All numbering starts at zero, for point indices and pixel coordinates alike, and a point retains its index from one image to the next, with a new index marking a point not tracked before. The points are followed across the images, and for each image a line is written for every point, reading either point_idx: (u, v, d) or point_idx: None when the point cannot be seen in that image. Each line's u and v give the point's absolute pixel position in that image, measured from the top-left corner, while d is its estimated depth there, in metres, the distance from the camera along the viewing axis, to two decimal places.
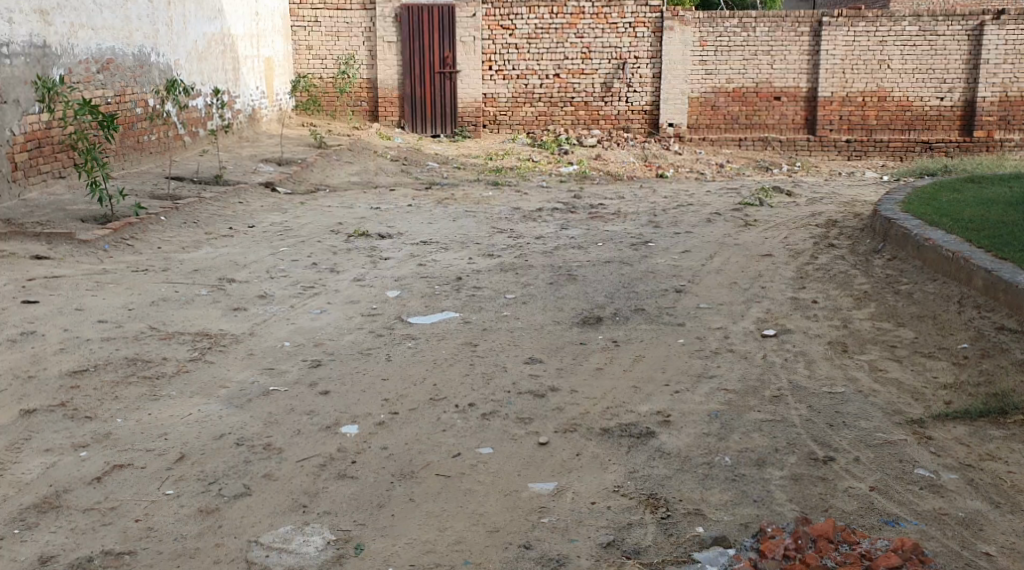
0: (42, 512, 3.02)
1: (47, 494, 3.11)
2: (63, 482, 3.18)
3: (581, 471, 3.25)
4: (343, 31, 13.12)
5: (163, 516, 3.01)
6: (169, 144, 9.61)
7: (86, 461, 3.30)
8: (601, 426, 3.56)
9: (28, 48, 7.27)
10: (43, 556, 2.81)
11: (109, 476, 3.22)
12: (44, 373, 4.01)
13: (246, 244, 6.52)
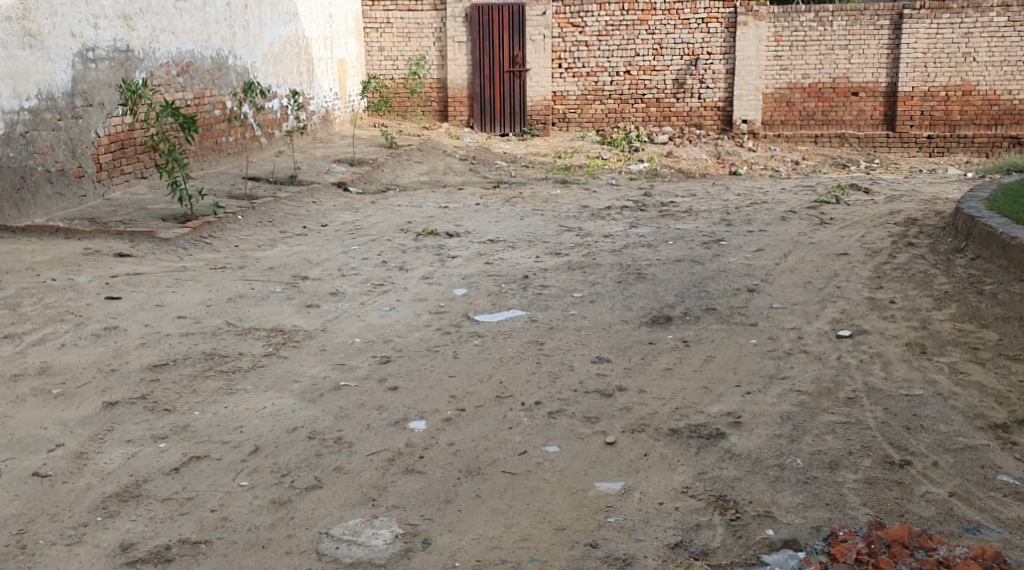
0: (123, 501, 3.09)
1: (128, 483, 3.19)
2: (143, 472, 3.25)
3: (649, 471, 3.22)
4: (413, 31, 13.23)
5: (237, 506, 3.06)
6: (246, 145, 9.80)
7: (164, 452, 3.38)
8: (670, 426, 3.52)
9: (113, 53, 7.48)
10: (123, 544, 2.88)
11: (187, 467, 3.28)
12: (126, 367, 4.11)
13: (318, 243, 6.60)
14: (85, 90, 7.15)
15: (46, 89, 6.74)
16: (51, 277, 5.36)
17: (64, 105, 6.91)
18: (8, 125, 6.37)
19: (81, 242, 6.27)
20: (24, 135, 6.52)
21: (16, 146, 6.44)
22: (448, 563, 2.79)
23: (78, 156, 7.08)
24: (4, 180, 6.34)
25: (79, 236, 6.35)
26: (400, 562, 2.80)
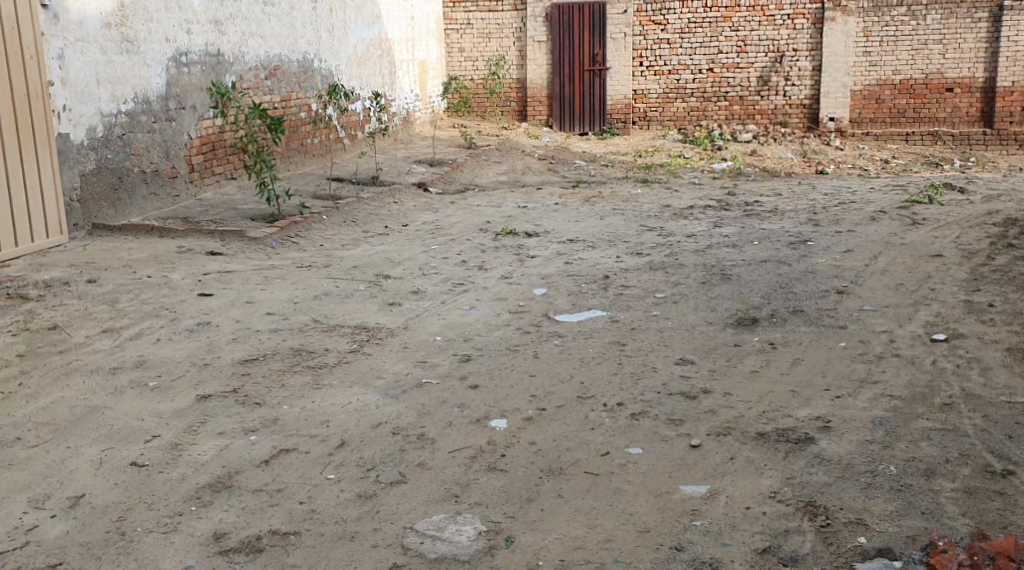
0: (216, 491, 3.16)
1: (220, 474, 3.26)
2: (234, 464, 3.32)
3: (736, 475, 3.18)
4: (494, 32, 13.30)
5: (325, 499, 3.11)
6: (330, 147, 9.97)
7: (255, 445, 3.45)
8: (757, 429, 3.47)
9: (204, 57, 7.67)
10: (216, 533, 2.94)
11: (276, 459, 3.35)
12: (218, 361, 4.21)
13: (399, 243, 6.66)
14: (178, 93, 7.34)
15: (142, 92, 6.94)
16: (147, 273, 5.52)
17: (158, 108, 7.11)
18: (106, 127, 6.58)
19: (174, 240, 6.44)
20: (121, 137, 6.72)
21: (114, 147, 6.65)
22: (532, 562, 2.78)
23: (171, 157, 7.27)
24: (102, 181, 6.55)
25: (172, 234, 6.52)
26: (484, 559, 2.80)
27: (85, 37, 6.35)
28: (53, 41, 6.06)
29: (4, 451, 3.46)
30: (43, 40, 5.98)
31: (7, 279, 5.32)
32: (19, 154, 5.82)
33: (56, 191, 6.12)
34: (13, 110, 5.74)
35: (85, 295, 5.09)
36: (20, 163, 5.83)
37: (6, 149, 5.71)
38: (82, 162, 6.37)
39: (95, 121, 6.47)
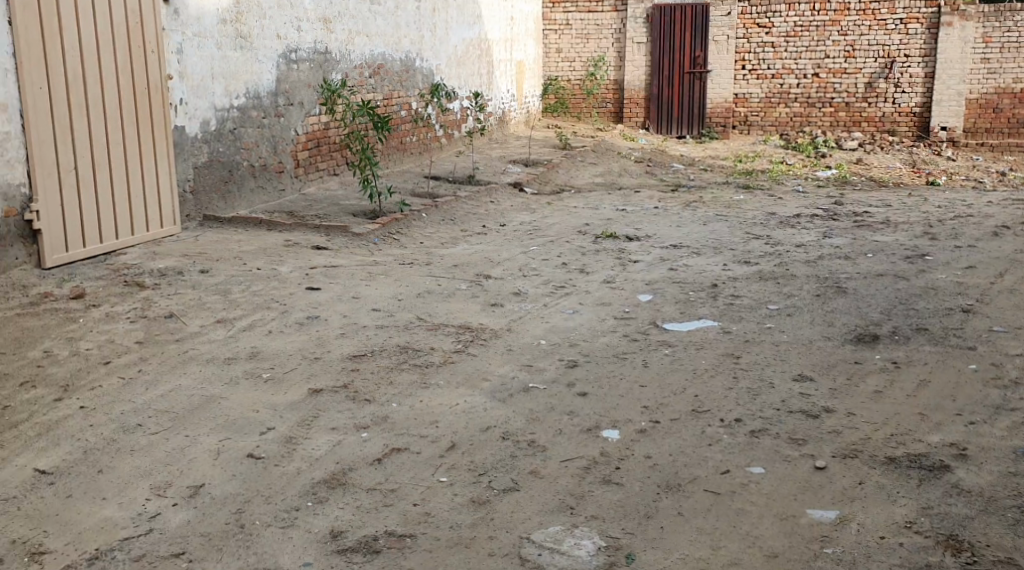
0: (332, 488, 3.22)
1: (335, 471, 3.32)
2: (348, 461, 3.38)
3: (864, 501, 3.09)
4: (593, 34, 13.41)
5: (439, 502, 3.13)
6: (428, 146, 10.13)
7: (367, 443, 3.50)
8: (886, 454, 3.37)
9: (313, 55, 7.80)
10: (334, 531, 2.98)
11: (389, 458, 3.40)
12: (330, 355, 4.28)
13: (499, 242, 6.68)
14: (287, 90, 7.49)
15: (253, 88, 7.09)
16: (258, 265, 5.63)
17: (268, 104, 7.26)
18: (219, 121, 6.74)
19: (282, 234, 6.57)
20: (233, 132, 6.89)
21: (226, 141, 6.82)
22: None
23: (279, 153, 7.43)
24: (214, 174, 6.72)
25: (280, 228, 6.67)
26: None
27: (203, 33, 6.54)
28: (173, 36, 6.26)
29: (127, 436, 3.58)
30: (163, 34, 6.17)
31: (124, 267, 5.50)
32: (140, 145, 6.01)
33: (172, 184, 6.30)
34: (133, 100, 5.94)
35: (198, 284, 5.22)
36: (140, 154, 6.02)
37: (127, 139, 5.90)
38: (196, 154, 6.53)
39: (209, 114, 6.64)
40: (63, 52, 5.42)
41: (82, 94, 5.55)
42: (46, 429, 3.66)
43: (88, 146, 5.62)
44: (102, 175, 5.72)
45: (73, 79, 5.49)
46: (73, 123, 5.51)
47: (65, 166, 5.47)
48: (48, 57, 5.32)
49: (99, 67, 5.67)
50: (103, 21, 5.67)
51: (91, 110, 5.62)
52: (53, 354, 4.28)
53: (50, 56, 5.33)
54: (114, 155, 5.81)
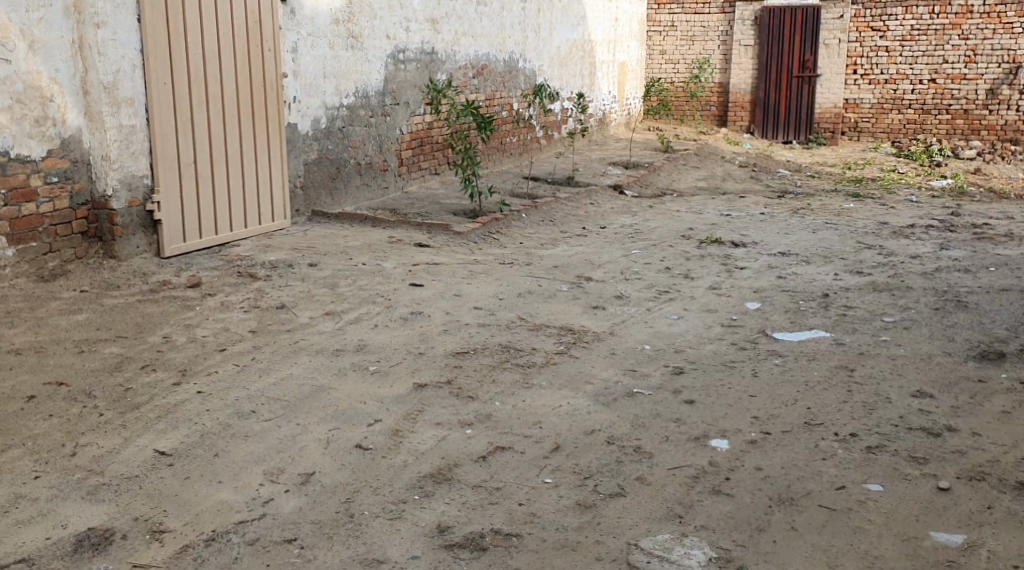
0: (438, 483, 4.56)
1: (441, 466, 4.71)
2: (453, 457, 4.80)
3: (993, 527, 3.97)
4: (698, 36, 16.52)
5: (544, 504, 4.33)
6: (528, 146, 11.74)
7: (472, 437, 5.00)
8: (1017, 478, 4.31)
9: (419, 55, 9.89)
10: (441, 527, 4.19)
11: (492, 455, 4.79)
12: (433, 351, 6.15)
13: (600, 245, 8.43)
14: (394, 89, 9.64)
15: (361, 87, 9.25)
16: (362, 261, 7.80)
17: (376, 103, 9.43)
18: (329, 119, 8.94)
19: (383, 229, 8.65)
20: (341, 129, 9.10)
21: (334, 139, 9.03)
22: None
23: (384, 151, 9.64)
24: (322, 170, 8.95)
25: (382, 223, 8.75)
26: None
27: (316, 32, 8.67)
28: (289, 36, 8.42)
29: (241, 421, 5.23)
30: (280, 33, 8.33)
31: (236, 259, 7.66)
32: (222, 141, 7.89)
33: (283, 175, 8.53)
34: (250, 110, 8.13)
35: (310, 277, 7.43)
36: (254, 153, 8.21)
37: (242, 141, 8.08)
38: (306, 151, 8.76)
39: (320, 113, 8.83)
40: (188, 65, 7.54)
41: (206, 100, 7.71)
42: (164, 411, 5.32)
43: (205, 143, 7.75)
44: (216, 169, 7.87)
45: (196, 87, 7.62)
46: (193, 121, 7.65)
47: (185, 160, 7.61)
48: (175, 69, 7.44)
49: (207, 78, 7.69)
50: (240, 53, 7.96)
51: (212, 114, 7.77)
52: (170, 340, 6.23)
53: (176, 66, 7.45)
54: (230, 154, 7.98)
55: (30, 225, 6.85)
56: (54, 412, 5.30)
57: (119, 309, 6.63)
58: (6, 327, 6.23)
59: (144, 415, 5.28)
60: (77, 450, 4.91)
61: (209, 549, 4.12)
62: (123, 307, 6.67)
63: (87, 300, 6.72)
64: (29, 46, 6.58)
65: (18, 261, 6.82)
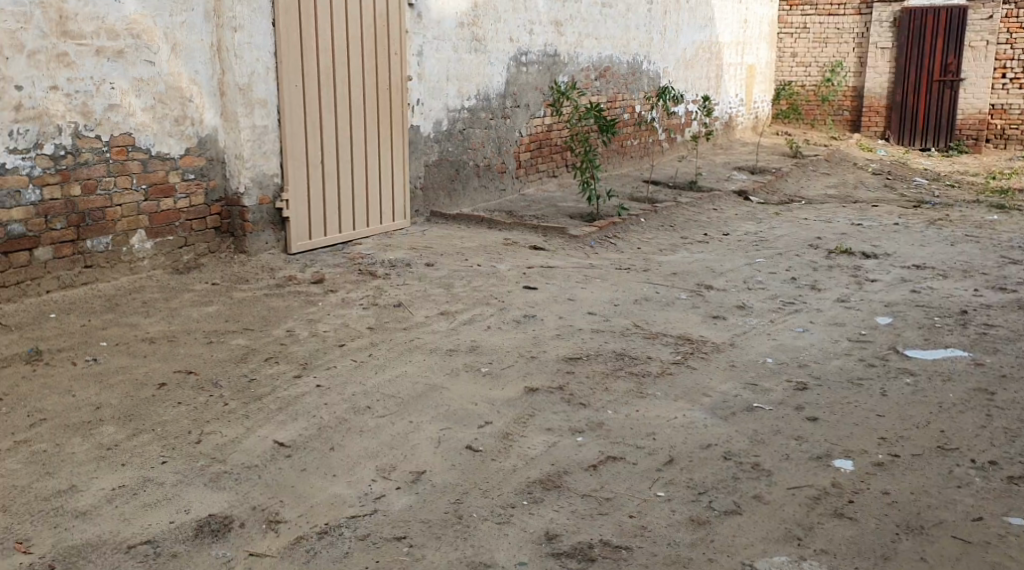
0: (547, 490, 4.48)
1: (552, 473, 4.63)
2: (564, 464, 4.72)
3: None
4: (831, 37, 16.05)
5: (655, 517, 4.21)
6: (650, 149, 11.57)
7: (583, 446, 4.90)
8: None
9: (542, 57, 9.85)
10: (549, 534, 4.12)
11: (604, 465, 4.69)
12: (545, 356, 6.07)
13: (722, 252, 8.22)
14: (515, 91, 9.63)
15: (484, 89, 9.28)
16: (478, 262, 7.81)
17: (497, 105, 9.44)
18: (450, 121, 8.98)
19: (500, 231, 8.65)
20: (462, 132, 9.13)
21: (455, 141, 9.07)
22: None
23: (503, 153, 9.64)
24: (442, 171, 9.00)
25: (499, 226, 8.75)
26: None
27: (441, 36, 8.73)
28: (416, 40, 8.50)
29: (356, 417, 5.27)
30: (406, 37, 8.40)
31: (356, 257, 7.75)
32: (349, 142, 8.01)
33: (406, 177, 8.60)
34: (376, 110, 8.22)
35: (428, 277, 7.46)
36: (379, 152, 8.30)
37: (368, 142, 8.18)
38: (428, 153, 8.82)
39: (442, 116, 8.89)
40: (318, 67, 7.68)
41: (334, 101, 7.84)
42: (285, 404, 5.41)
43: (332, 143, 7.88)
44: (342, 168, 7.98)
45: (325, 88, 7.75)
46: (322, 122, 7.78)
47: (313, 160, 7.75)
48: (306, 71, 7.59)
49: (337, 79, 7.82)
50: (369, 55, 8.06)
51: (339, 115, 7.89)
52: (291, 335, 6.33)
53: (307, 68, 7.60)
54: (356, 154, 8.08)
55: (167, 220, 7.13)
56: (182, 399, 5.43)
57: (246, 303, 6.78)
58: (142, 316, 6.45)
59: (265, 406, 5.37)
60: (203, 438, 5.02)
61: (321, 541, 4.14)
62: (249, 301, 6.82)
63: (217, 292, 6.91)
64: (171, 49, 6.87)
65: (155, 253, 7.10)
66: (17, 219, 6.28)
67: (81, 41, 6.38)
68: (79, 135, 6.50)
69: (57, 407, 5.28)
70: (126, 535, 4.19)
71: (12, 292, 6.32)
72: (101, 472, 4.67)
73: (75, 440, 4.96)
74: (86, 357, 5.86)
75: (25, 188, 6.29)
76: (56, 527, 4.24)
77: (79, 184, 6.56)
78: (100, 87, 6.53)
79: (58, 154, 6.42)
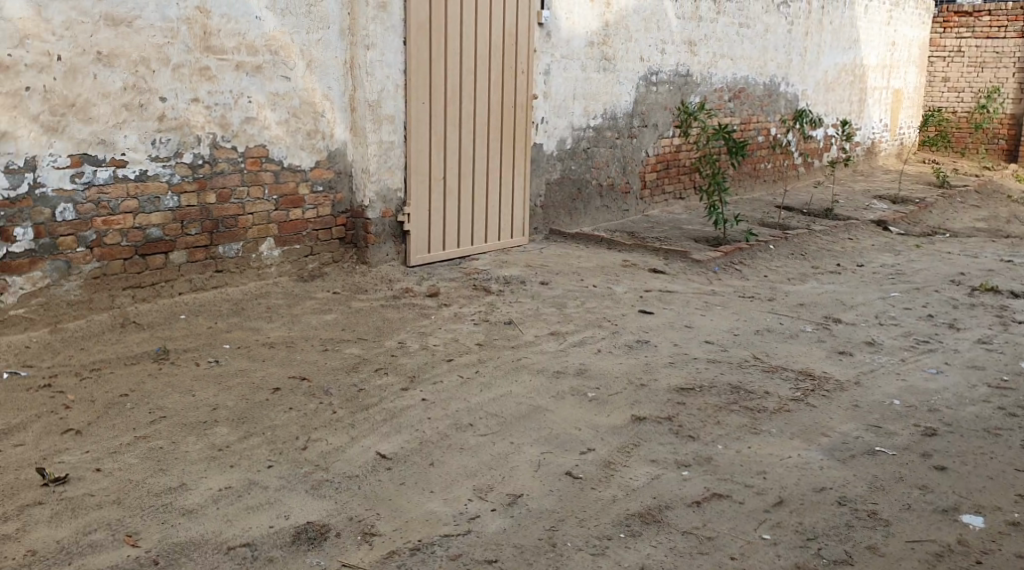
0: (645, 523, 4.35)
1: (652, 507, 4.48)
2: (665, 498, 4.56)
3: None
4: (988, 61, 15.46)
5: (759, 560, 4.09)
6: (784, 173, 11.21)
7: (688, 481, 4.71)
8: None
9: (673, 77, 9.65)
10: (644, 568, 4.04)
11: (707, 502, 4.51)
12: (655, 384, 5.87)
13: (854, 283, 7.83)
14: (644, 111, 9.46)
15: (611, 108, 9.15)
16: (594, 283, 7.67)
17: (623, 125, 9.30)
18: (574, 140, 8.88)
19: (619, 252, 8.48)
20: (586, 150, 9.02)
21: (578, 159, 8.97)
22: None
23: (627, 173, 9.48)
24: (563, 190, 8.91)
25: (619, 247, 8.58)
26: None
27: (570, 55, 8.65)
28: (544, 59, 8.44)
29: (459, 434, 5.21)
30: (535, 56, 8.36)
31: (472, 272, 7.73)
32: (472, 159, 8.00)
33: (526, 196, 8.55)
34: (502, 129, 8.19)
35: (539, 296, 7.34)
36: (501, 170, 8.27)
37: (491, 160, 8.16)
38: (550, 171, 8.74)
39: (566, 134, 8.80)
40: (446, 84, 7.71)
41: (460, 119, 7.86)
42: (392, 416, 5.40)
43: (455, 160, 7.89)
44: (464, 184, 7.98)
45: (451, 105, 7.78)
46: (447, 138, 7.80)
47: (436, 176, 7.77)
48: (434, 88, 7.63)
49: (464, 97, 7.83)
50: (497, 74, 8.05)
51: (464, 132, 7.90)
52: (404, 347, 6.35)
53: (435, 85, 7.63)
54: (478, 171, 8.07)
55: (295, 229, 7.28)
56: (293, 405, 5.49)
57: (363, 313, 6.85)
58: (265, 321, 6.58)
59: (371, 417, 5.38)
60: (309, 445, 5.06)
61: (413, 558, 4.11)
62: (366, 311, 6.88)
63: (338, 301, 7.00)
64: (306, 65, 7.03)
65: (282, 261, 7.25)
66: (155, 223, 6.50)
67: (222, 56, 6.59)
68: (216, 145, 6.70)
69: (176, 406, 5.39)
70: (227, 536, 4.24)
71: (146, 293, 6.54)
72: (211, 472, 4.74)
73: (190, 439, 5.05)
74: (209, 358, 6.00)
75: (164, 194, 6.51)
76: (163, 523, 4.31)
77: (214, 193, 6.76)
78: (238, 100, 6.73)
79: (196, 163, 6.62)
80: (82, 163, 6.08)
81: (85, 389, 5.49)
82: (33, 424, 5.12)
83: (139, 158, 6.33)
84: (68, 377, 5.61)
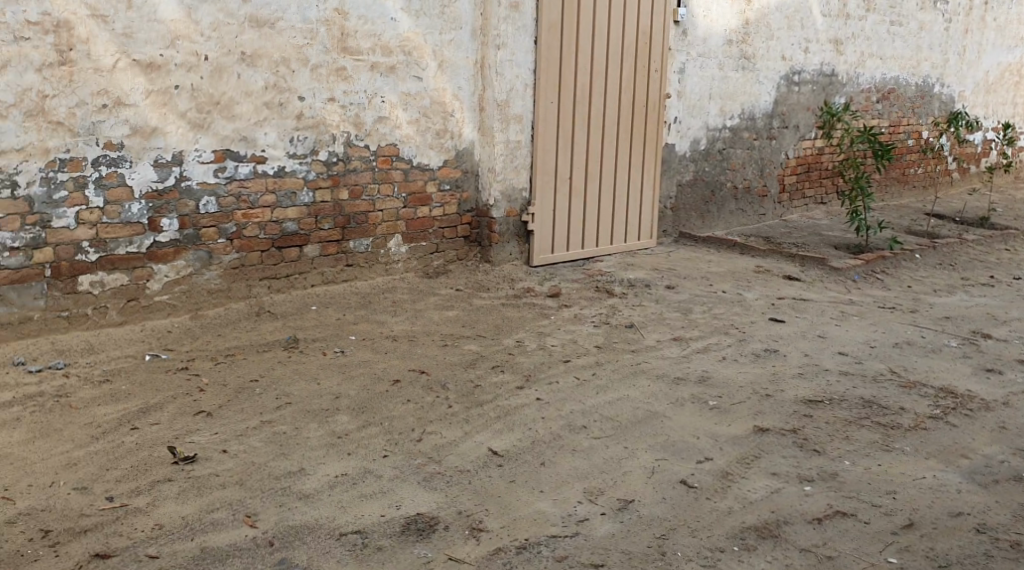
0: (761, 538, 4.19)
1: (771, 521, 4.30)
2: (783, 513, 4.37)
3: None
4: None
5: None
6: (936, 178, 10.70)
7: (810, 496, 4.50)
8: None
9: (817, 77, 9.34)
10: None
11: (830, 520, 4.30)
12: (782, 395, 5.65)
13: (1010, 297, 7.35)
14: (784, 111, 9.19)
15: (749, 109, 8.91)
16: (723, 288, 7.47)
17: (762, 125, 9.05)
18: (708, 141, 8.70)
19: (753, 257, 8.23)
20: (721, 152, 8.82)
21: (712, 160, 8.78)
22: None
23: (765, 176, 9.23)
24: (696, 192, 8.73)
25: (752, 252, 8.33)
26: None
27: (707, 53, 8.47)
28: (679, 57, 8.29)
29: (572, 435, 5.17)
30: (670, 55, 8.22)
31: (597, 274, 7.67)
32: (600, 159, 7.93)
33: (655, 198, 8.41)
34: (632, 129, 8.09)
35: (664, 300, 7.21)
36: (630, 171, 8.17)
37: (619, 161, 8.07)
38: (681, 173, 8.59)
39: (700, 135, 8.63)
40: (576, 84, 7.68)
41: (589, 119, 7.81)
42: (505, 413, 5.41)
43: (583, 161, 7.84)
44: (590, 185, 7.92)
45: (581, 105, 7.74)
46: (575, 139, 7.77)
47: (562, 176, 7.75)
48: (564, 88, 7.61)
49: (594, 97, 7.78)
50: (629, 74, 7.96)
51: (593, 132, 7.85)
52: (522, 345, 6.35)
53: (564, 84, 7.61)
54: (606, 172, 8.00)
55: (423, 227, 7.38)
56: (411, 398, 5.57)
57: (485, 310, 6.89)
58: (389, 315, 6.71)
59: (485, 413, 5.40)
60: (424, 437, 5.12)
61: (519, 556, 4.09)
62: (488, 309, 6.92)
63: (461, 298, 7.07)
64: (439, 65, 7.13)
65: (409, 258, 7.37)
66: (291, 217, 6.72)
67: (358, 56, 6.76)
68: (350, 144, 6.87)
69: (301, 393, 5.54)
70: (340, 522, 4.32)
71: (281, 284, 6.77)
72: (329, 459, 4.86)
73: (312, 426, 5.19)
74: (335, 348, 6.16)
75: (300, 190, 6.73)
76: (281, 506, 4.44)
77: (347, 189, 6.93)
78: (372, 100, 6.88)
79: (331, 161, 6.81)
80: (225, 159, 6.35)
81: (219, 373, 5.71)
82: (169, 404, 5.33)
83: (278, 154, 6.56)
84: (205, 361, 5.85)
